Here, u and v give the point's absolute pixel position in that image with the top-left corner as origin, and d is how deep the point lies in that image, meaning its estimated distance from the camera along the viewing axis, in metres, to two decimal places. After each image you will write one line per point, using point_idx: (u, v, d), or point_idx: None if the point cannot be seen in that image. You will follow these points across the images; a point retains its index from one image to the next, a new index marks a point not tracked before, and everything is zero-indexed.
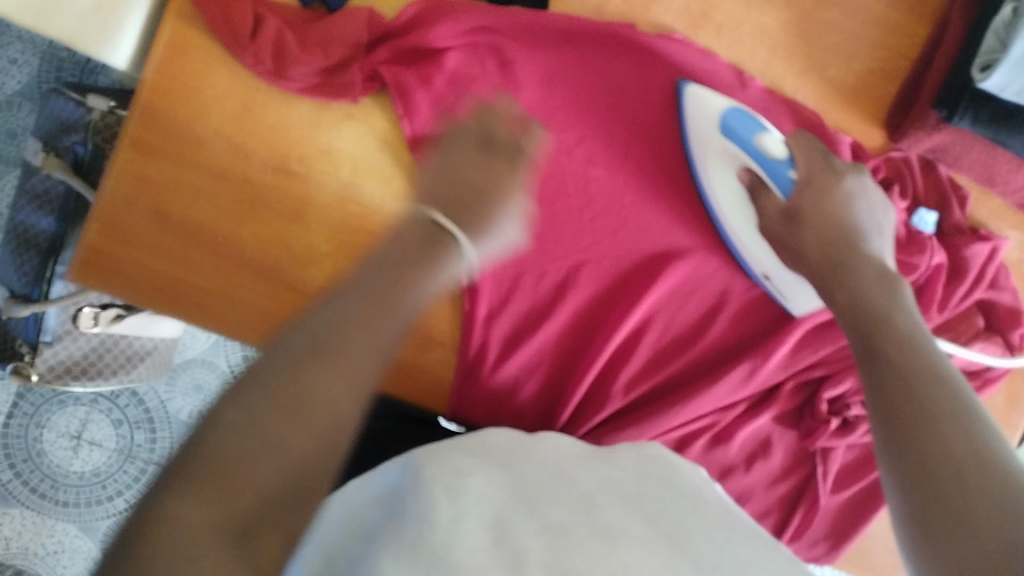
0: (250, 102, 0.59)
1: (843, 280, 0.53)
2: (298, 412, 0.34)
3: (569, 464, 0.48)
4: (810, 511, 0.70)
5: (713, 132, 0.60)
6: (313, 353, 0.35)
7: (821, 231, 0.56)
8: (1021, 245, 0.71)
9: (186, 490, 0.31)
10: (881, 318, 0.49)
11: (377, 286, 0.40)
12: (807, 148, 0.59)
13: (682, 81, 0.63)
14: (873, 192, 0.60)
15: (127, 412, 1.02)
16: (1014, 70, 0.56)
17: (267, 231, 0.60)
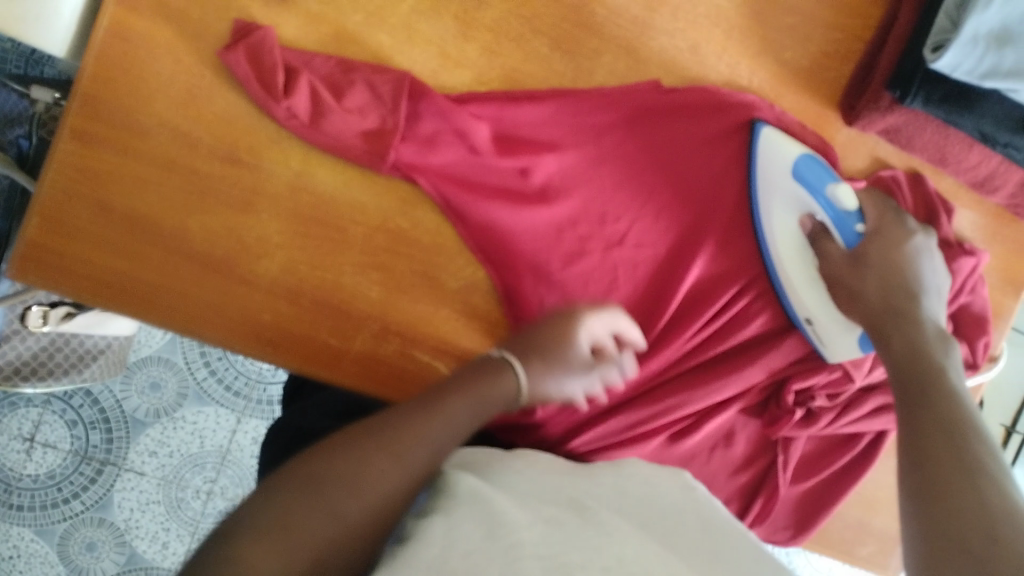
0: (196, 89, 0.58)
1: (900, 329, 0.59)
2: (376, 481, 0.45)
3: (553, 476, 0.52)
4: (770, 499, 0.70)
5: (787, 179, 0.63)
6: (373, 443, 0.47)
7: (886, 277, 0.61)
8: (975, 224, 0.71)
9: (253, 534, 0.38)
10: (931, 376, 0.55)
11: (448, 419, 0.52)
12: (877, 207, 0.64)
13: (757, 122, 0.65)
14: (936, 254, 0.64)
15: (81, 412, 1.02)
16: (965, 50, 0.55)
17: (216, 223, 0.59)
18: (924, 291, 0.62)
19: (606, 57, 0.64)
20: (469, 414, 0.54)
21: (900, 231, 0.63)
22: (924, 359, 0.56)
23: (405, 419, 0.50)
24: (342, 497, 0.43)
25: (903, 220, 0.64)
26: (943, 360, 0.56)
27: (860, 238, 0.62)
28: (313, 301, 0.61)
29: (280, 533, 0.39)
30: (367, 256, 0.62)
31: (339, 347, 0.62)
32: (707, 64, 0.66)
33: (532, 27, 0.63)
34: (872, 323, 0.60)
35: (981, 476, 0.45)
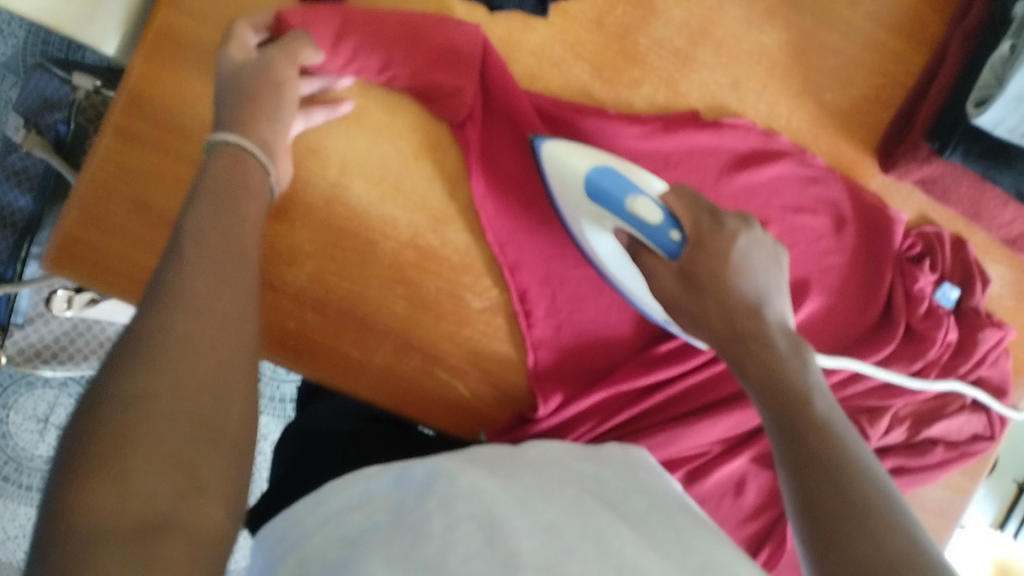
0: None
1: (752, 353, 0.51)
2: (199, 358, 0.34)
3: (560, 471, 0.48)
4: (776, 550, 0.69)
5: (582, 197, 0.57)
6: (149, 360, 0.33)
7: (721, 296, 0.52)
8: (1004, 282, 0.71)
9: (82, 476, 0.29)
10: (796, 408, 0.47)
11: (218, 285, 0.38)
12: (691, 205, 0.55)
13: (535, 138, 0.58)
14: (763, 241, 0.55)
15: None
16: (1009, 106, 0.55)
17: None
18: (762, 298, 0.53)
19: (646, 88, 0.65)
20: (236, 264, 0.40)
21: (720, 243, 0.53)
22: (787, 382, 0.49)
23: (167, 308, 0.35)
24: (166, 408, 0.32)
25: (720, 221, 0.54)
26: (808, 379, 0.49)
27: (682, 247, 0.54)
28: (337, 311, 0.61)
29: (140, 441, 0.31)
30: (394, 270, 0.61)
31: (361, 359, 0.61)
32: (747, 101, 0.66)
33: (575, 53, 0.63)
34: (729, 354, 0.52)
35: (873, 518, 0.40)
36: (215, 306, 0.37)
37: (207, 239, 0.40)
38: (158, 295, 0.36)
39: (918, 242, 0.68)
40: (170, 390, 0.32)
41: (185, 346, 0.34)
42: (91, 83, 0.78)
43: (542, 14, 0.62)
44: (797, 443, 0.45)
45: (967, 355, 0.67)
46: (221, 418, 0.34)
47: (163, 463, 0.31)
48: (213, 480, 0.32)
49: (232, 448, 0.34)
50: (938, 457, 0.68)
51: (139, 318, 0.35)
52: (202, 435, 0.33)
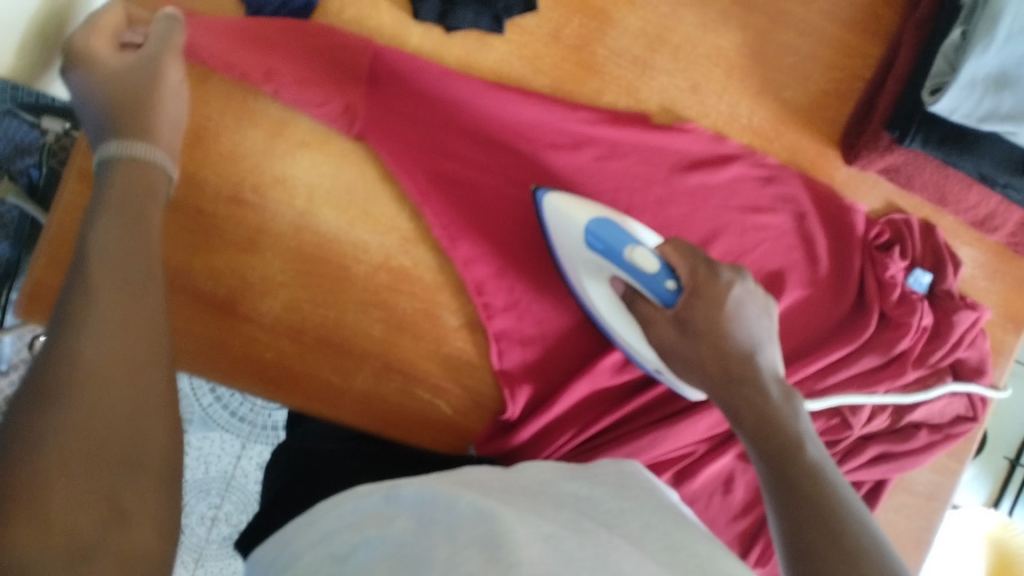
0: (202, 129, 0.58)
1: (746, 399, 0.51)
2: (122, 394, 0.34)
3: (557, 494, 0.47)
4: (770, 544, 0.69)
5: (584, 248, 0.59)
6: (68, 403, 0.33)
7: (719, 341, 0.53)
8: (975, 264, 0.71)
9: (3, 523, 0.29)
10: (789, 452, 0.47)
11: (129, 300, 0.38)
12: (690, 258, 0.56)
13: (540, 192, 0.61)
14: (757, 293, 0.56)
15: None
16: (963, 93, 0.56)
17: (219, 262, 0.59)
18: (756, 344, 0.53)
19: (607, 97, 0.65)
20: (147, 270, 0.40)
21: (714, 290, 0.54)
22: (780, 428, 0.49)
23: (77, 335, 0.35)
24: (81, 440, 0.32)
25: (715, 273, 0.55)
26: (799, 427, 0.49)
27: (677, 295, 0.56)
28: (314, 339, 0.60)
29: (60, 476, 0.31)
30: (368, 295, 0.61)
31: (340, 385, 0.61)
32: (708, 103, 0.67)
33: (534, 67, 0.64)
34: (722, 399, 0.52)
35: (865, 561, 0.41)
36: (138, 333, 0.37)
37: (118, 253, 0.40)
38: (69, 319, 0.36)
39: (886, 230, 0.69)
40: (85, 421, 0.33)
41: (107, 374, 0.34)
42: (61, 125, 0.78)
43: (499, 31, 0.62)
44: (791, 490, 0.46)
45: (944, 338, 0.67)
46: (145, 448, 0.34)
47: (84, 497, 0.31)
48: (135, 506, 0.32)
49: (153, 481, 0.34)
50: (923, 442, 0.68)
51: (52, 340, 0.35)
52: (120, 466, 0.33)
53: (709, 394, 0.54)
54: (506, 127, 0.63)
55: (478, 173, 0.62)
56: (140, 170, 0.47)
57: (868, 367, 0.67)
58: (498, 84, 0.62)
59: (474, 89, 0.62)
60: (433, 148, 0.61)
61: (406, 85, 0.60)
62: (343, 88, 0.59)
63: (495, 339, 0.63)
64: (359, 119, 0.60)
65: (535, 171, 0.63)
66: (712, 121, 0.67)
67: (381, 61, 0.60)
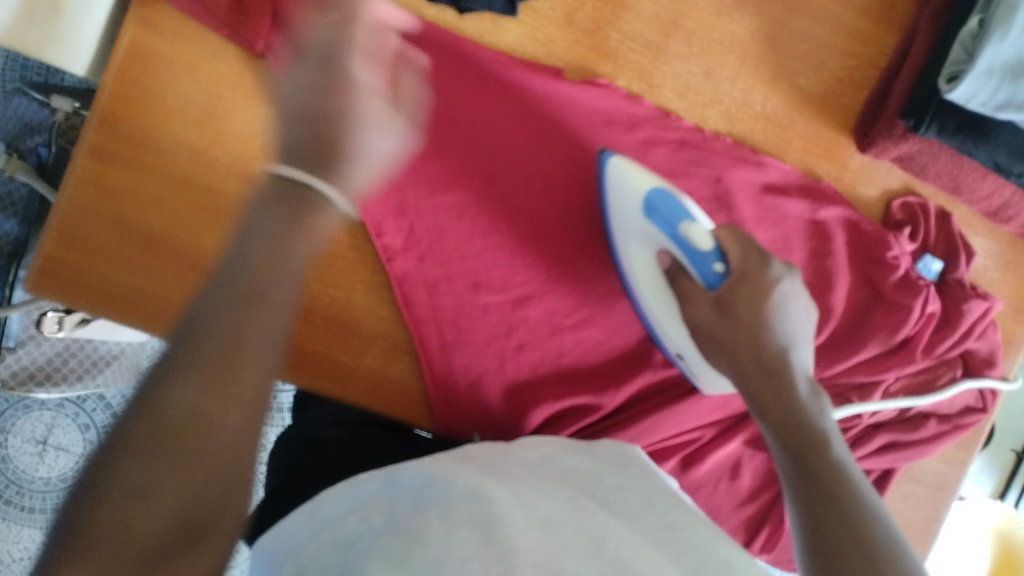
0: (213, 107, 0.59)
1: (772, 392, 0.53)
2: (209, 427, 0.34)
3: (555, 469, 0.47)
4: (775, 530, 0.70)
5: (636, 212, 0.56)
6: (173, 436, 0.33)
7: (754, 328, 0.54)
8: (987, 254, 0.70)
9: (80, 547, 0.31)
10: (811, 449, 0.51)
11: (258, 337, 0.37)
12: (742, 242, 0.56)
13: (604, 152, 0.58)
14: (803, 297, 0.56)
15: (93, 416, 1.04)
16: (980, 82, 0.55)
17: (229, 241, 0.59)
18: (790, 343, 0.55)
19: (619, 81, 0.65)
20: (277, 283, 0.39)
21: (762, 282, 0.55)
22: (805, 426, 0.52)
23: (199, 377, 0.35)
24: (169, 483, 0.33)
25: (767, 263, 0.55)
26: (823, 425, 0.52)
27: (722, 279, 0.55)
28: (323, 318, 0.60)
29: (136, 520, 0.32)
30: (376, 274, 0.61)
31: (350, 365, 0.61)
32: (722, 89, 0.66)
33: (547, 50, 0.64)
34: (749, 390, 0.54)
35: (880, 554, 0.44)
36: (253, 355, 0.37)
37: (265, 273, 0.39)
38: (200, 355, 0.35)
39: (898, 213, 0.69)
40: (176, 471, 0.33)
41: (211, 417, 0.34)
42: (69, 105, 0.76)
43: (513, 14, 0.62)
44: (811, 483, 0.49)
45: (952, 327, 0.67)
46: (221, 502, 0.34)
47: (152, 547, 0.32)
48: (198, 556, 0.33)
49: (217, 545, 0.34)
50: (931, 431, 0.68)
51: (174, 375, 0.35)
52: (203, 521, 0.33)
53: (736, 385, 0.55)
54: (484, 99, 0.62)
55: (485, 150, 0.62)
56: (321, 223, 0.43)
57: (874, 355, 0.67)
58: (507, 56, 0.63)
59: (454, 56, 0.61)
60: (445, 133, 0.61)
61: (420, 67, 0.61)
62: None
63: (484, 310, 0.62)
64: None
65: (539, 144, 0.63)
66: (725, 106, 0.67)
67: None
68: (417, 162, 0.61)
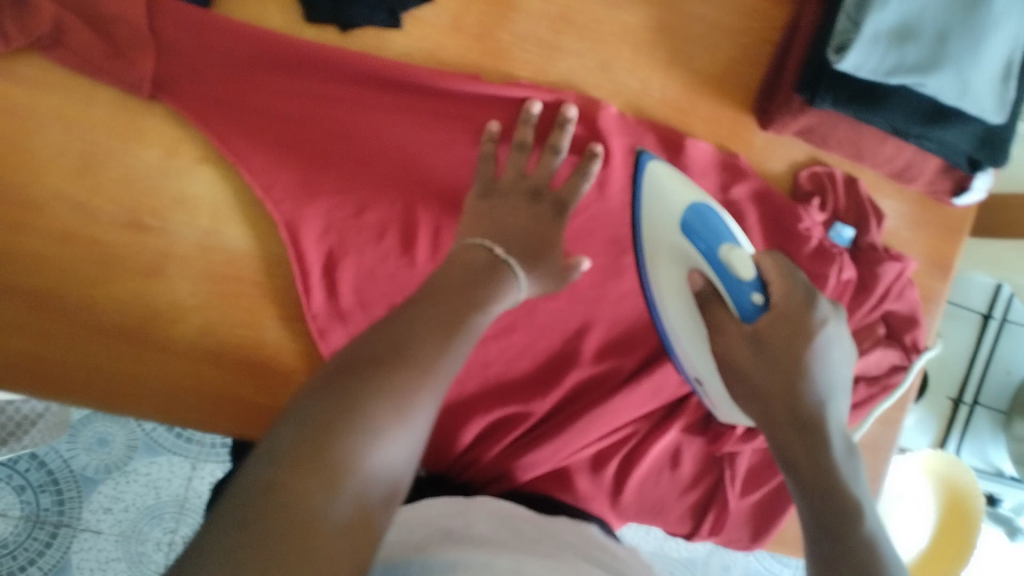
0: (91, 154, 0.56)
1: (808, 448, 0.45)
2: (372, 421, 0.34)
3: (516, 532, 0.51)
4: (721, 514, 0.69)
5: (674, 230, 0.54)
6: (341, 421, 0.33)
7: (789, 370, 0.46)
8: (897, 215, 0.71)
9: (271, 495, 0.29)
10: (849, 515, 0.42)
11: (435, 366, 0.38)
12: (787, 271, 0.49)
13: (643, 154, 0.58)
14: (845, 342, 0.49)
15: (28, 476, 0.95)
16: (869, 49, 0.55)
17: (123, 293, 0.57)
18: (829, 395, 0.46)
19: (515, 84, 0.64)
20: (446, 332, 0.40)
21: (805, 325, 0.47)
22: (841, 488, 0.43)
23: (379, 380, 0.35)
24: (348, 464, 0.32)
25: (812, 305, 0.47)
26: (857, 491, 0.44)
27: (761, 312, 0.48)
28: (235, 360, 0.60)
29: (313, 489, 0.30)
30: (287, 309, 0.60)
31: (268, 405, 0.61)
32: (620, 80, 0.66)
33: (437, 59, 0.62)
34: (783, 444, 0.46)
35: None
36: (435, 369, 0.38)
37: (437, 326, 0.40)
38: (384, 357, 0.37)
39: (806, 184, 0.69)
40: (339, 459, 0.32)
41: (393, 404, 0.35)
42: None
43: (397, 26, 0.60)
44: (844, 556, 0.41)
45: (869, 291, 0.67)
46: (381, 508, 0.33)
47: (322, 515, 0.30)
48: (353, 542, 0.31)
49: (368, 554, 0.31)
50: (860, 396, 0.69)
51: (359, 382, 0.35)
52: (370, 505, 0.32)
53: (765, 431, 0.48)
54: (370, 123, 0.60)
55: (395, 164, 0.59)
56: (501, 272, 0.47)
57: None
58: (420, 66, 0.60)
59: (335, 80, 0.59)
60: (350, 150, 0.59)
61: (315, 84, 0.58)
62: (244, 91, 0.57)
63: None
64: (266, 122, 0.57)
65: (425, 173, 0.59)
66: (624, 97, 0.66)
67: (224, 55, 0.56)
68: (322, 181, 0.58)
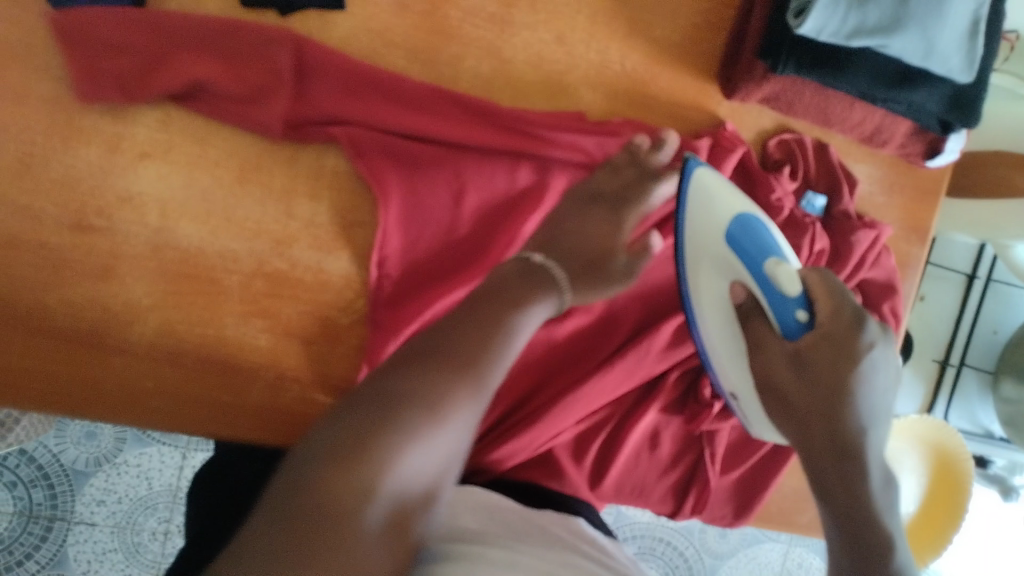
0: (31, 155, 0.55)
1: (844, 478, 0.45)
2: (351, 485, 0.37)
3: (512, 528, 0.51)
4: (702, 493, 0.68)
5: (719, 239, 0.52)
6: (318, 485, 0.37)
7: (834, 403, 0.45)
8: (870, 180, 0.70)
9: None
10: (881, 552, 0.44)
11: (437, 394, 0.43)
12: (834, 288, 0.46)
13: (688, 158, 0.54)
14: (892, 362, 0.47)
15: (18, 472, 0.95)
16: (828, 12, 0.53)
17: (77, 297, 0.56)
18: (872, 422, 0.46)
19: (468, 62, 0.62)
20: (454, 346, 0.46)
21: (849, 350, 0.45)
22: (874, 524, 0.45)
23: (359, 442, 0.39)
24: (305, 543, 0.35)
25: (861, 327, 0.45)
26: (888, 519, 0.46)
27: (804, 330, 0.46)
28: (198, 361, 0.58)
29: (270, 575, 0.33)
30: (248, 305, 0.58)
31: (235, 403, 0.59)
32: (576, 53, 0.64)
33: (385, 40, 0.60)
34: (817, 469, 0.46)
35: None
36: (416, 417, 0.41)
37: (454, 337, 0.46)
38: (362, 426, 0.40)
39: (776, 152, 0.67)
40: (307, 517, 0.36)
41: (360, 473, 0.38)
42: None
43: (340, 8, 0.59)
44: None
45: (843, 261, 0.66)
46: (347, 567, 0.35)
47: None
48: None
49: None
50: None
51: (338, 431, 0.40)
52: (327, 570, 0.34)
53: (800, 452, 0.48)
54: (312, 118, 0.59)
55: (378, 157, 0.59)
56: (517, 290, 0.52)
57: None
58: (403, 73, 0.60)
59: (264, 74, 0.56)
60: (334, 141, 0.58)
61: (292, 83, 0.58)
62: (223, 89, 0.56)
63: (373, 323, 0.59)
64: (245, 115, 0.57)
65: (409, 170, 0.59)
66: (582, 71, 0.64)
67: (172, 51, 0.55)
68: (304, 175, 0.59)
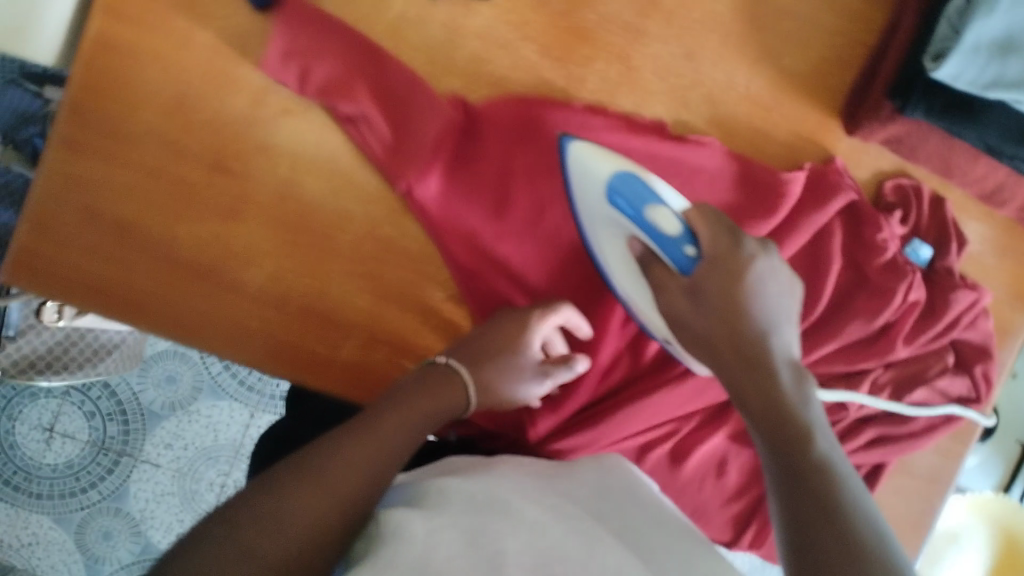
0: (184, 94, 0.58)
1: (750, 380, 0.47)
2: (285, 516, 0.43)
3: (544, 481, 0.53)
4: (762, 529, 0.68)
5: (602, 198, 0.54)
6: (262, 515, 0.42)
7: (733, 319, 0.48)
8: (983, 240, 0.68)
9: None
10: (806, 454, 0.44)
11: (354, 454, 0.48)
12: (714, 224, 0.50)
13: (563, 131, 0.57)
14: (782, 273, 0.50)
15: (99, 403, 1.01)
16: (968, 58, 0.53)
17: (203, 231, 0.59)
18: (770, 325, 0.48)
19: (597, 64, 0.63)
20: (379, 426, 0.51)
21: (736, 266, 0.48)
22: (794, 424, 0.45)
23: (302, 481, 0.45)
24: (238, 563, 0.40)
25: (740, 244, 0.49)
26: (807, 415, 0.46)
27: (694, 263, 0.49)
28: (300, 308, 0.61)
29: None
30: (356, 265, 0.62)
31: (326, 356, 0.62)
32: (704, 71, 0.65)
33: (522, 33, 0.62)
34: (729, 375, 0.48)
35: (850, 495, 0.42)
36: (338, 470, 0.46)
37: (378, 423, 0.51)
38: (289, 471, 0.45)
39: (889, 196, 0.67)
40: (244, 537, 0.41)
41: (302, 501, 0.44)
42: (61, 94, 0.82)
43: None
44: (793, 480, 0.43)
45: (943, 316, 0.65)
46: None
47: None
48: None
49: None
50: (921, 423, 0.66)
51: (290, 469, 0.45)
52: None
53: (714, 371, 0.50)
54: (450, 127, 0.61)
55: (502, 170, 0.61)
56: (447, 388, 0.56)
57: (863, 341, 0.64)
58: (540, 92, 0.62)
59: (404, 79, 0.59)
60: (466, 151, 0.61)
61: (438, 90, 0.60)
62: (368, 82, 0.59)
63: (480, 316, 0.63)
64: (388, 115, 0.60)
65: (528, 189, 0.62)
66: (707, 89, 0.65)
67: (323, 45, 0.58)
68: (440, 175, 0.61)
